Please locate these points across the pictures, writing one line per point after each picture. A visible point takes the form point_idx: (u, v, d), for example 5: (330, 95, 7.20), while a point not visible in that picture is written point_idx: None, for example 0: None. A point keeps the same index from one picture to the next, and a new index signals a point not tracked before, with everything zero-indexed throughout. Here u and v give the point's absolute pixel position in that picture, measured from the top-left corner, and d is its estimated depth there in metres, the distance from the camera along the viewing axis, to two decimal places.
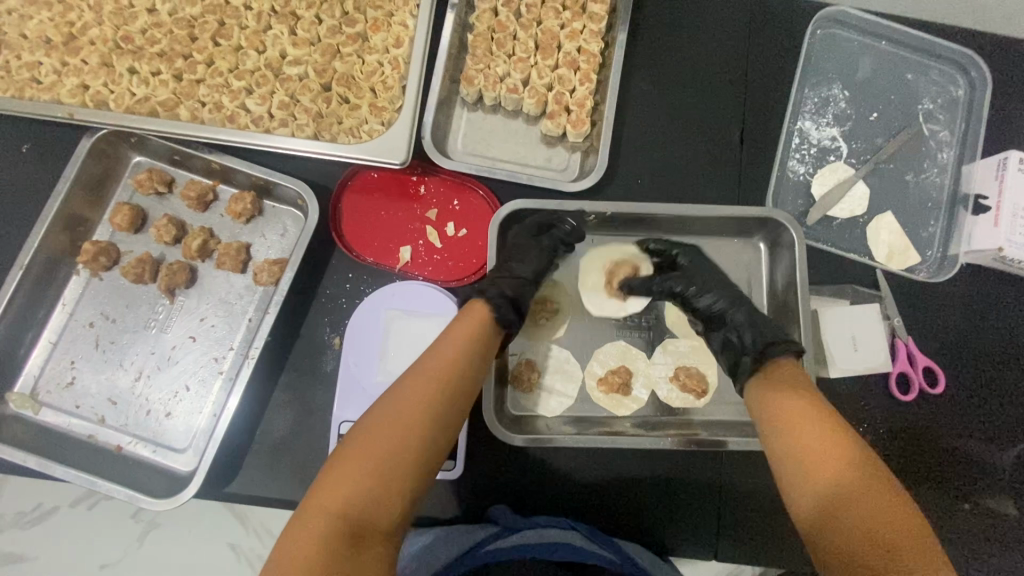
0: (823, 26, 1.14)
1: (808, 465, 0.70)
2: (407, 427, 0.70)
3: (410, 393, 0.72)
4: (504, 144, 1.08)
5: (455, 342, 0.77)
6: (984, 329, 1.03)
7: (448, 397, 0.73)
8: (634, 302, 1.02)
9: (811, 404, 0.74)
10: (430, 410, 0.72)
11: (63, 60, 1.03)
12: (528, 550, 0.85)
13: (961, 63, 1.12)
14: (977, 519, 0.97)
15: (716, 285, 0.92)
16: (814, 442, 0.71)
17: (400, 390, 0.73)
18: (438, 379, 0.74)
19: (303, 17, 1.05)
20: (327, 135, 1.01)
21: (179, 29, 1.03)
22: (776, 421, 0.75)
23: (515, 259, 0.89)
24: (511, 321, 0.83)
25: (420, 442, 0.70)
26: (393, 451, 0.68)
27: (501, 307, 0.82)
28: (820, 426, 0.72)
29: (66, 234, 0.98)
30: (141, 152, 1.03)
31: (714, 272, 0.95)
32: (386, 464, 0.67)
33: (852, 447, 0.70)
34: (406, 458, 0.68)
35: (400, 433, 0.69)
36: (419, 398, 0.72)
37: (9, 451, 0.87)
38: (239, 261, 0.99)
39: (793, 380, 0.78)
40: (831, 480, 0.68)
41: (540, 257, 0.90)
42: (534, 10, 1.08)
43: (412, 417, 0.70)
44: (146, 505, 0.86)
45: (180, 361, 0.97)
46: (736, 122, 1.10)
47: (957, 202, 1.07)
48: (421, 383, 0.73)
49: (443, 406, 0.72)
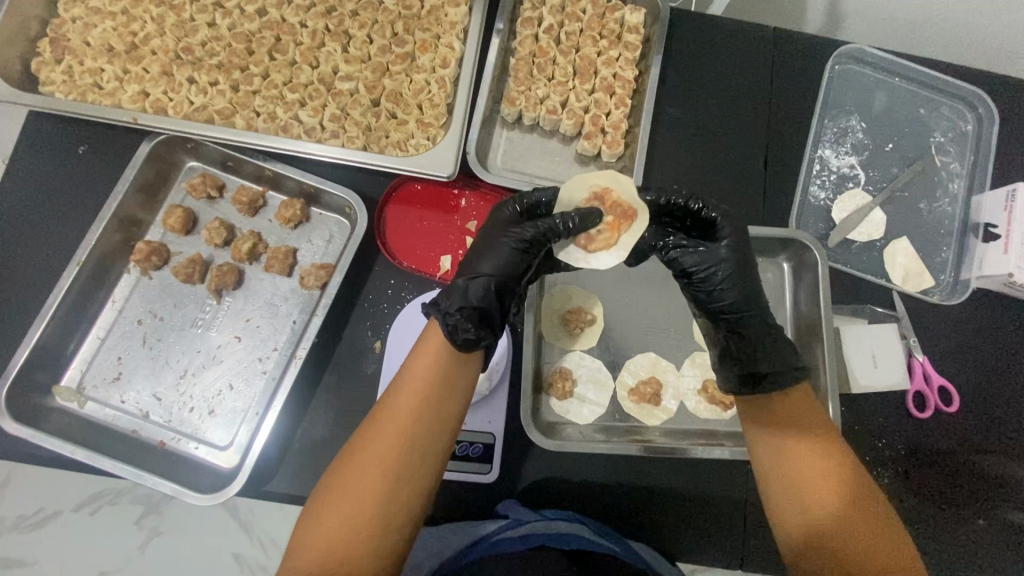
0: (841, 62, 1.21)
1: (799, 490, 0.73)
2: (398, 446, 0.69)
3: (396, 408, 0.71)
4: (541, 162, 1.14)
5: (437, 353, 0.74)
6: (996, 352, 1.08)
7: (438, 410, 0.72)
8: (601, 257, 0.85)
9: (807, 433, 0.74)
10: (419, 425, 0.71)
11: (126, 68, 1.08)
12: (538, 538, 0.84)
13: (970, 100, 1.19)
14: (992, 534, 1.01)
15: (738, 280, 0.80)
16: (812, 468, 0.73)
17: (387, 407, 0.72)
18: (422, 392, 0.72)
19: (355, 36, 1.10)
20: (375, 147, 1.05)
21: (237, 43, 1.08)
22: (775, 454, 0.75)
23: (480, 257, 0.79)
24: (473, 340, 0.73)
25: (412, 457, 0.70)
26: (389, 471, 0.69)
27: (460, 330, 0.73)
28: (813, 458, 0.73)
29: (121, 233, 1.02)
30: (195, 158, 1.08)
31: (743, 262, 0.80)
32: (383, 483, 0.68)
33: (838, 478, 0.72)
34: (399, 475, 0.69)
35: (392, 452, 0.69)
36: (405, 417, 0.70)
37: (57, 442, 0.89)
38: (287, 264, 1.03)
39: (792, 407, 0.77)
40: (820, 509, 0.71)
41: (511, 259, 0.78)
42: (573, 38, 1.14)
43: (402, 436, 0.70)
44: (190, 498, 0.89)
45: (225, 360, 1.00)
46: (760, 148, 1.17)
47: (967, 230, 1.13)
48: (406, 399, 0.71)
49: (421, 417, 0.71)
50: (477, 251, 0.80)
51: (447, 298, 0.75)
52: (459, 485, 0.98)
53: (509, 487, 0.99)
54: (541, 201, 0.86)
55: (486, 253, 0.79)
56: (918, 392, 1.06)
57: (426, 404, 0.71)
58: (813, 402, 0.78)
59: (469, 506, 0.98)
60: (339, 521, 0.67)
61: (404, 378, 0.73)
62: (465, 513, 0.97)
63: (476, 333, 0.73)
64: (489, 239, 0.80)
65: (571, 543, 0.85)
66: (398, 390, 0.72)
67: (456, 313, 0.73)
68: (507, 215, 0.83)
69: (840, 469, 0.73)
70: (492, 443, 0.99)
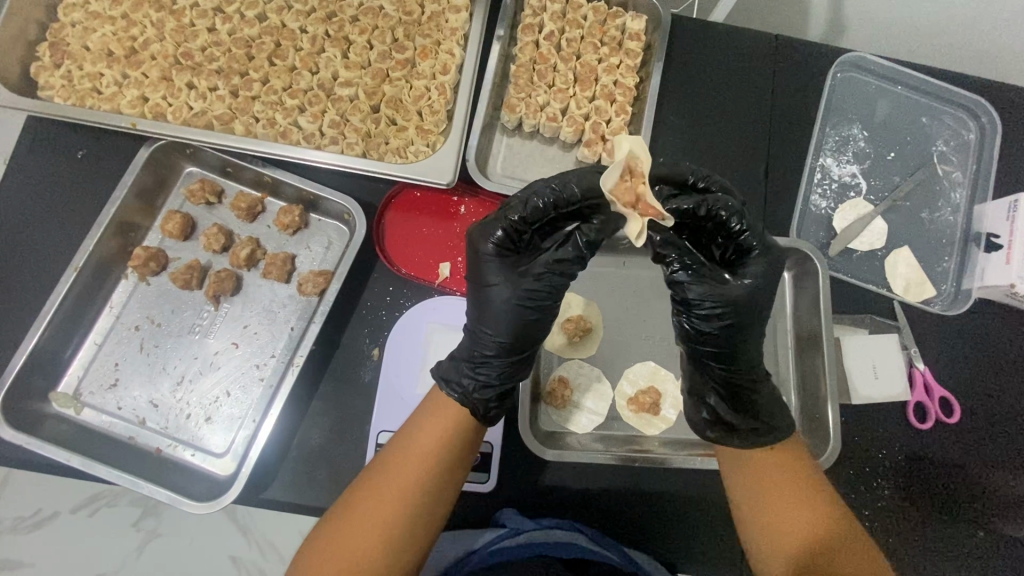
0: (844, 70, 1.20)
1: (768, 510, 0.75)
2: (426, 468, 0.73)
3: (428, 432, 0.76)
4: (541, 169, 1.13)
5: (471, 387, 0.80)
6: (998, 362, 1.08)
7: (465, 442, 0.77)
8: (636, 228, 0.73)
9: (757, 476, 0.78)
10: (447, 453, 0.75)
11: (125, 73, 1.08)
12: (539, 547, 0.83)
13: (971, 109, 1.18)
14: (992, 546, 1.00)
15: (734, 319, 0.78)
16: (779, 484, 0.76)
17: (418, 429, 0.77)
18: (453, 422, 0.77)
19: (355, 42, 1.10)
20: (374, 154, 1.04)
21: (237, 48, 1.08)
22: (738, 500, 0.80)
23: (489, 321, 0.80)
24: (494, 417, 0.80)
25: (436, 483, 0.73)
26: (411, 492, 0.72)
27: (490, 409, 0.79)
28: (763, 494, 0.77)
29: (118, 238, 1.02)
30: (194, 163, 1.08)
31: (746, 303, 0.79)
32: (404, 503, 0.71)
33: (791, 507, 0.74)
34: (422, 498, 0.72)
35: (418, 475, 0.73)
36: (436, 443, 0.75)
37: (54, 450, 0.89)
38: (285, 271, 1.02)
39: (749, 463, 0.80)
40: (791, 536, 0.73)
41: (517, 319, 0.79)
42: (574, 45, 1.14)
43: (432, 460, 0.74)
44: (186, 507, 0.88)
45: (222, 366, 0.99)
46: (761, 157, 1.16)
47: (969, 239, 1.13)
48: (438, 425, 0.76)
49: (429, 476, 0.73)
50: (484, 304, 0.81)
51: (464, 373, 0.80)
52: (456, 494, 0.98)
53: (507, 496, 0.98)
54: (533, 210, 0.78)
55: (494, 315, 0.80)
56: (919, 403, 1.05)
57: (457, 431, 0.76)
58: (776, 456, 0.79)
59: (466, 515, 0.97)
60: (357, 532, 0.70)
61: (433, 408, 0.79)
62: (462, 522, 0.97)
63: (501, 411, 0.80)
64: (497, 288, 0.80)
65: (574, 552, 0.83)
66: (406, 447, 0.75)
67: (480, 387, 0.79)
68: (493, 246, 0.79)
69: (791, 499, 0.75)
70: (490, 452, 0.98)
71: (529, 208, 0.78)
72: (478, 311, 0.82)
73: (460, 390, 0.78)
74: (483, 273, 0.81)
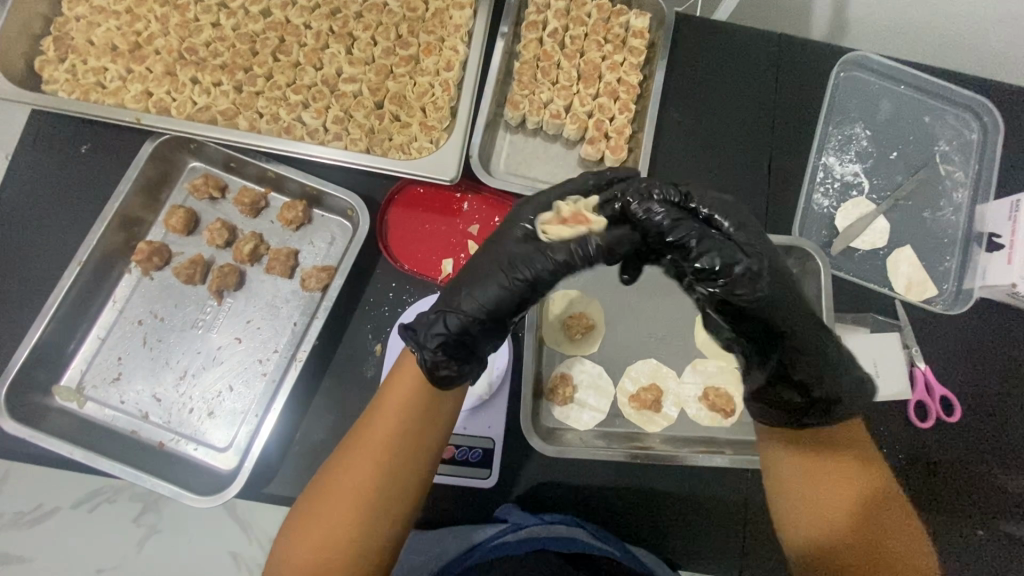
0: (847, 69, 1.20)
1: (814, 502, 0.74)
2: (348, 524, 0.69)
3: (345, 485, 0.71)
4: (544, 166, 1.13)
5: (395, 423, 0.73)
6: (998, 361, 1.08)
7: (394, 485, 0.72)
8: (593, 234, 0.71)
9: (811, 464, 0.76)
10: (370, 507, 0.70)
11: (129, 68, 1.08)
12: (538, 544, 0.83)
13: (974, 108, 1.18)
14: (992, 545, 1.00)
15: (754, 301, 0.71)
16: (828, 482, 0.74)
17: (333, 480, 0.72)
18: (375, 466, 0.71)
19: (359, 37, 1.10)
20: (378, 150, 1.04)
21: (241, 43, 1.09)
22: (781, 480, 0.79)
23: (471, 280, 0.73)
24: (451, 372, 0.72)
25: (364, 536, 0.70)
26: (336, 552, 0.69)
27: (441, 365, 0.71)
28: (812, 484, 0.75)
29: (122, 233, 1.02)
30: (197, 159, 1.08)
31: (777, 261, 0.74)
32: (331, 561, 0.69)
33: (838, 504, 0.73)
34: (351, 554, 0.69)
35: (339, 534, 0.69)
36: (355, 495, 0.70)
37: (57, 443, 0.89)
38: (288, 266, 1.03)
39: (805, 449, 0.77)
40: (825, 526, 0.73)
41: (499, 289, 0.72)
42: (578, 42, 1.14)
43: (352, 516, 0.70)
44: (188, 500, 0.89)
45: (225, 361, 1.00)
46: (764, 155, 1.16)
47: (970, 239, 1.13)
48: (356, 476, 0.71)
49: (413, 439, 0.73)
50: (477, 265, 0.75)
51: (430, 322, 0.72)
52: (457, 490, 0.98)
53: (508, 491, 0.98)
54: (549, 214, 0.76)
55: (479, 277, 0.72)
56: (920, 402, 1.05)
57: (379, 478, 0.71)
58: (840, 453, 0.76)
59: (468, 511, 0.97)
60: (344, 487, 0.71)
61: (352, 451, 0.73)
62: (464, 518, 0.97)
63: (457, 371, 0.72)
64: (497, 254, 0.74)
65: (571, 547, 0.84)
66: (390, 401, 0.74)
67: (449, 345, 0.71)
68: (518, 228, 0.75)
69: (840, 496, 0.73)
70: (492, 448, 0.98)
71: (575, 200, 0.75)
72: (467, 270, 0.75)
73: (422, 341, 0.71)
74: (491, 234, 0.75)
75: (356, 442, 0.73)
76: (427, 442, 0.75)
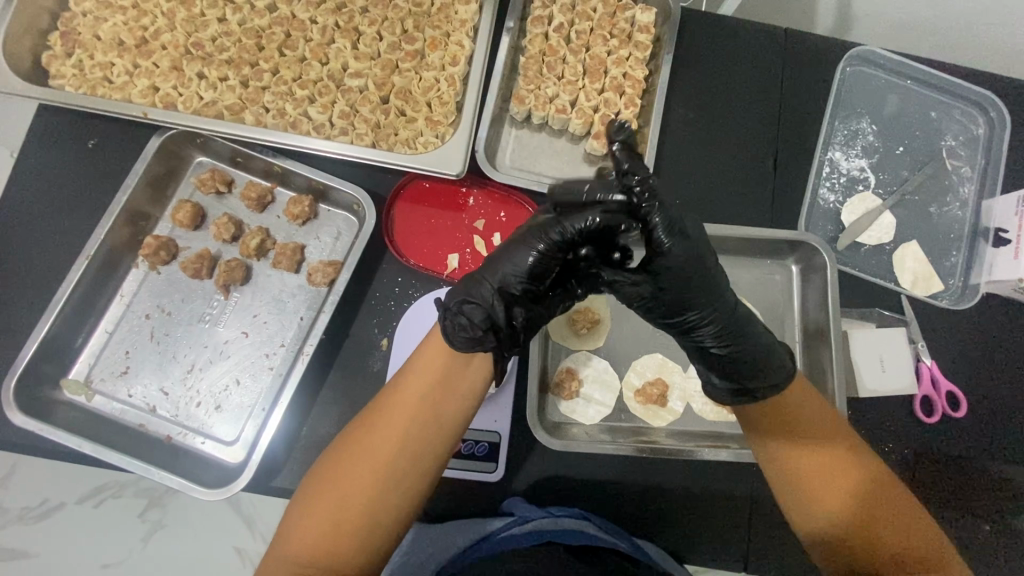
0: (853, 64, 1.20)
1: (810, 485, 0.74)
2: (361, 490, 0.70)
3: (361, 450, 0.71)
4: (550, 161, 1.13)
5: (422, 395, 0.73)
6: (1006, 356, 1.08)
7: (413, 459, 0.71)
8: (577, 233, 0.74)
9: (808, 442, 0.75)
10: (388, 476, 0.70)
11: (136, 63, 1.08)
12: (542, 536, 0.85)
13: (981, 103, 1.18)
14: (997, 539, 1.00)
15: (672, 286, 0.70)
16: (819, 469, 0.74)
17: (353, 445, 0.72)
18: (392, 435, 0.71)
19: (365, 33, 1.10)
20: (384, 145, 1.05)
21: (247, 38, 1.09)
22: (776, 460, 0.77)
23: (505, 253, 0.71)
24: (481, 339, 0.69)
25: (379, 506, 0.70)
26: (345, 519, 0.69)
27: (469, 328, 0.69)
28: (810, 463, 0.74)
29: (129, 228, 1.02)
30: (204, 153, 1.08)
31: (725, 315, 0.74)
32: (340, 528, 0.69)
33: (835, 489, 0.73)
34: (364, 525, 0.69)
35: (353, 498, 0.70)
36: (374, 464, 0.70)
37: (66, 436, 0.90)
38: (295, 261, 1.03)
39: (799, 427, 0.76)
40: (821, 510, 0.73)
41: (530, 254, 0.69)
42: (583, 37, 1.14)
43: (370, 483, 0.70)
44: (196, 493, 0.89)
45: (232, 355, 1.00)
46: (769, 150, 1.16)
47: (977, 234, 1.13)
48: (374, 440, 0.71)
49: (426, 421, 0.72)
50: (519, 257, 0.70)
51: (468, 295, 0.70)
52: (463, 484, 0.98)
53: (513, 485, 0.98)
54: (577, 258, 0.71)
55: (509, 250, 0.71)
56: (925, 397, 1.05)
57: (400, 450, 0.71)
58: (829, 434, 0.76)
59: (474, 505, 0.97)
60: (353, 464, 0.71)
61: (376, 419, 0.73)
62: (470, 511, 0.97)
63: (481, 335, 0.69)
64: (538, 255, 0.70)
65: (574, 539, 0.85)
66: (403, 380, 0.74)
67: (476, 335, 0.69)
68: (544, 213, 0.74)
69: (837, 474, 0.73)
70: (498, 442, 0.98)
71: (573, 225, 0.67)
72: (512, 265, 0.70)
73: (450, 312, 0.70)
74: (542, 230, 0.69)
75: (379, 406, 0.73)
76: (450, 421, 0.73)
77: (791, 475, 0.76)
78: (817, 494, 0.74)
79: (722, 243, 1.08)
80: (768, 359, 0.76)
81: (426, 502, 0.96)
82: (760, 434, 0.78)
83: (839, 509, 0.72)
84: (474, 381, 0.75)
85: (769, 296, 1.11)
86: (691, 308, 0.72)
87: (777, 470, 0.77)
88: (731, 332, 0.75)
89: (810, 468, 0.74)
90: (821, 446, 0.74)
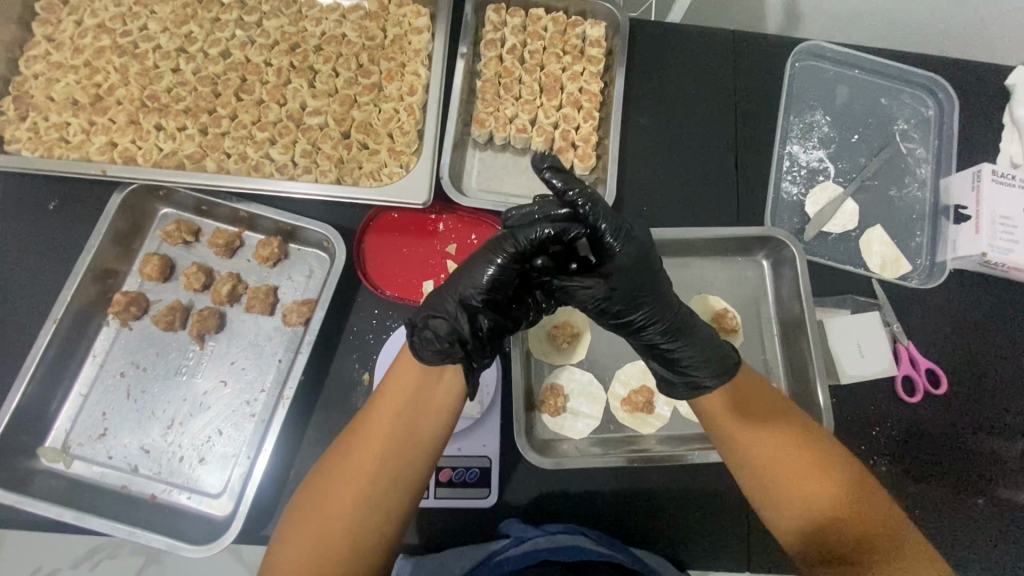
0: (802, 59, 1.23)
1: (784, 477, 0.73)
2: (344, 514, 0.69)
3: (341, 474, 0.71)
4: (516, 179, 1.14)
5: (394, 413, 0.74)
6: (978, 329, 1.10)
7: (388, 480, 0.71)
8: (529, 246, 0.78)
9: (775, 432, 0.76)
10: (365, 499, 0.70)
11: (92, 120, 1.08)
12: (540, 556, 0.83)
13: (929, 87, 1.22)
14: (991, 511, 1.01)
15: (622, 289, 0.74)
16: (791, 458, 0.74)
17: (332, 470, 0.72)
18: (370, 454, 0.72)
19: (320, 71, 1.11)
20: (349, 179, 1.05)
21: (203, 87, 1.09)
22: (748, 453, 0.76)
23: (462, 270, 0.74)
24: (448, 352, 0.73)
25: (361, 528, 0.69)
26: (330, 547, 0.68)
27: (434, 342, 0.73)
28: (782, 453, 0.74)
29: (97, 286, 1.01)
30: (168, 205, 1.07)
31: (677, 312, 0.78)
32: (325, 556, 0.67)
33: (811, 475, 0.73)
34: (347, 550, 0.68)
35: (336, 523, 0.69)
36: (351, 485, 0.70)
37: (44, 506, 0.87)
38: (268, 303, 1.02)
39: (765, 420, 0.77)
40: (801, 501, 0.73)
41: (489, 267, 0.72)
42: (537, 56, 1.16)
43: (349, 504, 0.69)
44: (184, 551, 0.87)
45: (212, 406, 0.99)
46: (729, 149, 1.18)
47: (938, 213, 1.15)
48: (354, 462, 0.72)
49: (402, 438, 0.73)
50: (478, 273, 0.73)
51: (428, 313, 0.74)
52: (458, 512, 0.97)
53: (509, 508, 0.98)
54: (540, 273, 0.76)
55: (466, 267, 0.74)
56: (907, 377, 1.06)
57: (378, 470, 0.71)
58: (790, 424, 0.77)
59: (471, 532, 0.96)
60: (336, 488, 0.71)
61: (353, 441, 0.73)
62: (468, 539, 0.96)
63: (447, 348, 0.72)
64: (500, 267, 0.72)
65: (573, 556, 0.83)
66: (376, 401, 0.76)
67: (445, 348, 0.73)
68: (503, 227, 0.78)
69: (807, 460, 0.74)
70: (489, 466, 0.97)
71: (526, 235, 0.71)
72: (470, 279, 0.73)
73: (415, 327, 0.74)
74: (498, 244, 0.72)
75: (357, 429, 0.74)
76: (424, 439, 0.73)
77: (764, 469, 0.75)
78: (796, 486, 0.73)
79: (692, 244, 1.10)
80: (707, 350, 0.79)
81: (422, 534, 0.95)
82: (731, 424, 0.78)
83: (818, 498, 0.72)
84: (450, 396, 0.76)
85: (744, 292, 1.12)
86: (641, 305, 0.76)
87: (753, 465, 0.76)
88: (677, 330, 0.78)
89: (782, 458, 0.74)
90: (787, 434, 0.76)
